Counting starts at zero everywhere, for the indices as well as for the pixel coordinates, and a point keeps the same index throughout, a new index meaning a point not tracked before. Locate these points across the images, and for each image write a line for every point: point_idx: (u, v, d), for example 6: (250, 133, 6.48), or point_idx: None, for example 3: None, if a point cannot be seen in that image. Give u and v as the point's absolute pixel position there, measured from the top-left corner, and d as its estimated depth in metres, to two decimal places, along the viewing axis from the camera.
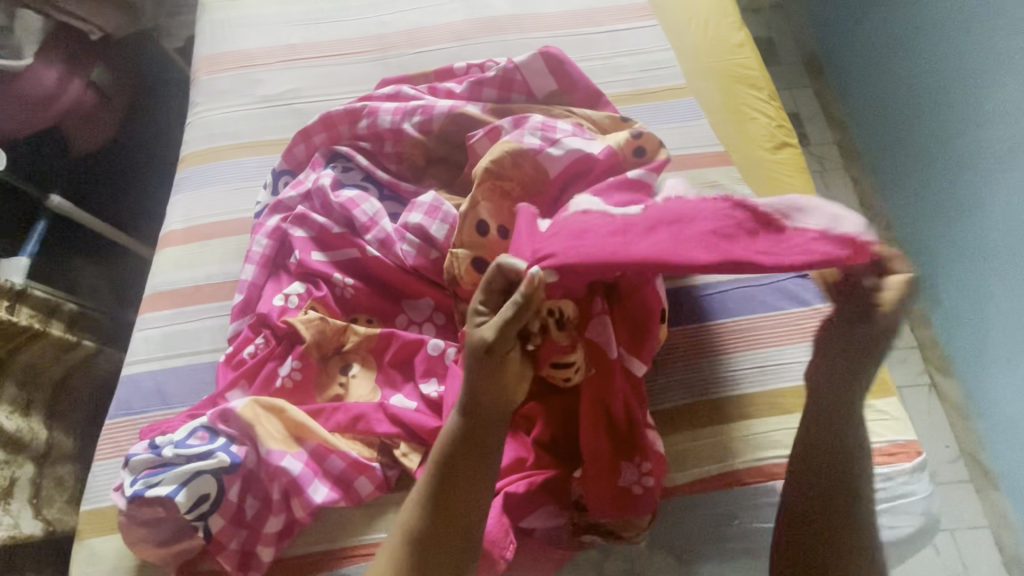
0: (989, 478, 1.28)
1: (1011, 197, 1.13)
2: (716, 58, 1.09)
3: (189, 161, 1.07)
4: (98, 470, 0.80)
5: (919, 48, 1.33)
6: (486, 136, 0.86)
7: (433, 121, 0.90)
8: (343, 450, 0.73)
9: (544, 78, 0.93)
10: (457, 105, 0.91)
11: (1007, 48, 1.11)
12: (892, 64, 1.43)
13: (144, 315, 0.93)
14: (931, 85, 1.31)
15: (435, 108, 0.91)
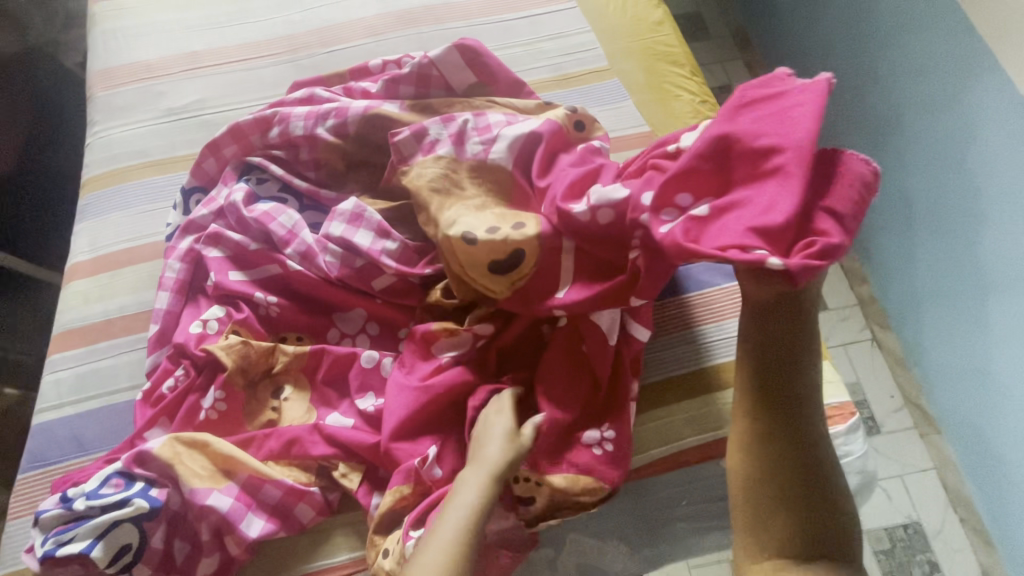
0: (931, 423, 1.34)
1: (924, 168, 1.19)
2: (636, 38, 1.08)
3: (92, 185, 1.00)
4: (12, 530, 0.74)
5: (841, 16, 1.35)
6: (410, 137, 0.79)
7: (349, 124, 0.84)
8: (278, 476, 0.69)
9: (461, 71, 0.87)
10: (372, 104, 0.85)
11: (916, 12, 1.14)
12: (818, 32, 1.45)
13: (53, 357, 0.86)
14: (853, 50, 1.34)
15: (350, 109, 0.85)
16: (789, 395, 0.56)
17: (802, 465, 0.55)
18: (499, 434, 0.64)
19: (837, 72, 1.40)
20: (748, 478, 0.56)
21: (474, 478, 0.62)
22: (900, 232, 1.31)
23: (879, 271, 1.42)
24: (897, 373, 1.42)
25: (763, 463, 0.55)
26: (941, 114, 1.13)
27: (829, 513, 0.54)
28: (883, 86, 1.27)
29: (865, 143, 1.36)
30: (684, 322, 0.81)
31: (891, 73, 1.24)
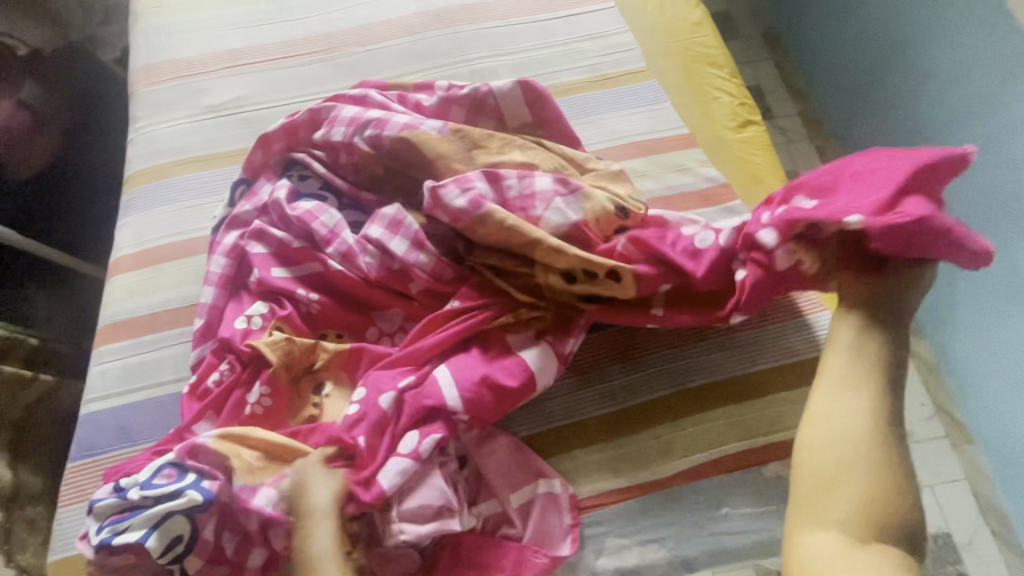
0: (964, 432, 1.31)
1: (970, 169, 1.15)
2: (675, 39, 1.07)
3: (135, 181, 1.02)
4: (64, 516, 0.76)
5: (875, 17, 1.33)
6: (456, 191, 0.76)
7: (384, 138, 0.83)
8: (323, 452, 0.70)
9: (518, 107, 0.86)
10: (413, 124, 0.83)
11: (960, 12, 1.11)
12: (853, 32, 1.42)
13: (99, 348, 0.88)
14: (892, 48, 1.30)
15: (388, 124, 0.84)
16: (875, 386, 0.57)
17: (880, 449, 0.54)
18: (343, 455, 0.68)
19: (871, 76, 1.39)
20: (819, 448, 0.56)
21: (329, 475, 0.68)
22: None
23: None
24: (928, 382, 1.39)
25: (836, 434, 0.55)
26: (982, 119, 1.11)
27: (902, 493, 0.53)
28: (922, 88, 1.24)
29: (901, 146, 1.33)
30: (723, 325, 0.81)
31: (932, 77, 1.21)
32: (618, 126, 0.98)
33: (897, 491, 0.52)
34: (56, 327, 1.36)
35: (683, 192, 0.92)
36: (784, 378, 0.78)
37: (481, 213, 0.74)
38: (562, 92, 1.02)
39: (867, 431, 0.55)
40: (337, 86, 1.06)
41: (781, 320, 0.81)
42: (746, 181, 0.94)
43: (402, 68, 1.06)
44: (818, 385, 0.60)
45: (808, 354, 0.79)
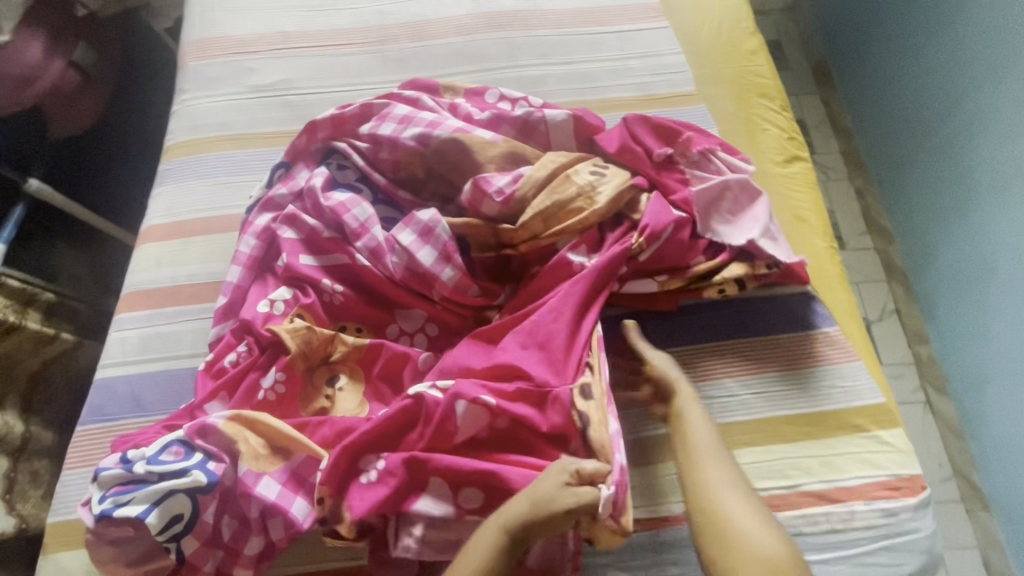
0: (980, 499, 1.27)
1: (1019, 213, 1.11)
2: (728, 65, 1.05)
3: (174, 152, 1.02)
4: (68, 480, 0.76)
5: (920, 69, 1.33)
6: (501, 178, 0.79)
7: (433, 136, 0.82)
8: (359, 471, 0.68)
9: (566, 138, 0.85)
10: (464, 128, 0.83)
11: (1008, 64, 1.11)
12: (898, 81, 1.41)
13: (120, 315, 0.88)
14: (938, 91, 1.28)
15: (441, 125, 0.83)
16: (722, 452, 0.67)
17: (770, 525, 0.61)
18: (556, 471, 0.63)
19: (911, 126, 1.38)
20: (721, 529, 0.61)
21: (529, 487, 0.62)
22: (973, 287, 1.25)
23: (944, 330, 1.35)
24: (948, 442, 1.34)
25: (737, 528, 0.61)
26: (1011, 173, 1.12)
27: (776, 533, 0.61)
28: (959, 141, 1.24)
29: (937, 197, 1.32)
30: (737, 369, 0.78)
31: (970, 130, 1.20)
32: None
33: (772, 527, 0.61)
34: (79, 284, 1.42)
35: None
36: (803, 426, 0.75)
37: (527, 188, 0.77)
38: (608, 109, 1.01)
39: (745, 501, 0.63)
40: (382, 79, 1.05)
41: (800, 368, 0.78)
42: (790, 221, 0.91)
43: (449, 68, 1.05)
44: (694, 466, 0.66)
45: (839, 404, 0.76)
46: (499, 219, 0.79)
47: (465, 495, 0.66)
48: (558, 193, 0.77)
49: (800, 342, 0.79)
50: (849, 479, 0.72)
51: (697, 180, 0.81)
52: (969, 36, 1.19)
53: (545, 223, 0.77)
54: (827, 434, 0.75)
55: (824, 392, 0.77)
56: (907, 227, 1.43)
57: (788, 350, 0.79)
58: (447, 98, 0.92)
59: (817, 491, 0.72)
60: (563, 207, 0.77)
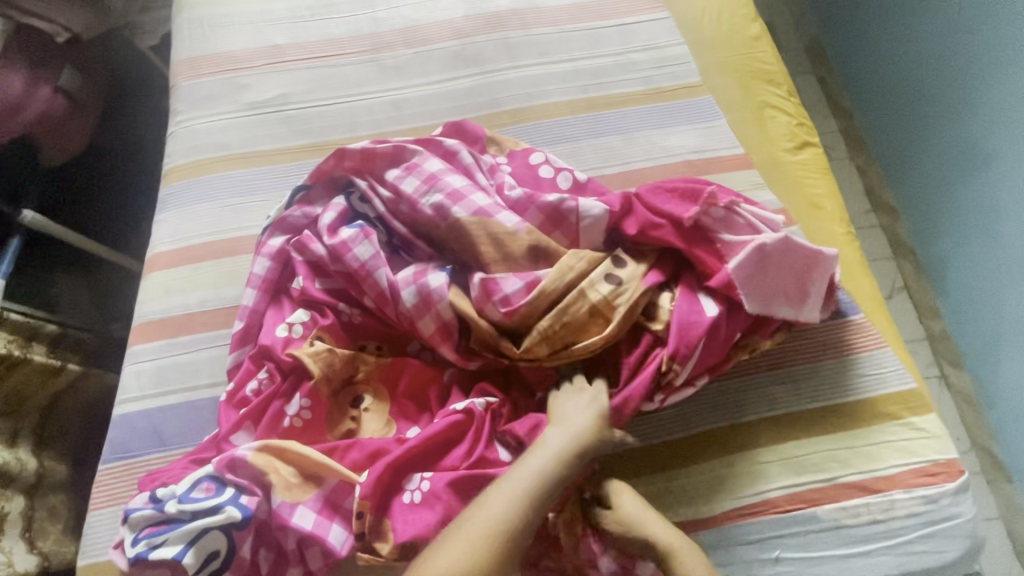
0: (1001, 469, 1.27)
1: None
2: (732, 53, 1.03)
3: (173, 176, 1.00)
4: (95, 521, 0.74)
5: (915, 41, 1.32)
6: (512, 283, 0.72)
7: (452, 212, 0.77)
8: (404, 489, 0.67)
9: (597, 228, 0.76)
10: (486, 209, 0.77)
11: (1010, 35, 1.10)
12: (895, 55, 1.39)
13: (133, 348, 0.87)
14: (937, 65, 1.27)
15: (463, 200, 0.78)
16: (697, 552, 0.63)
17: None
18: (583, 402, 0.68)
19: (910, 100, 1.37)
20: None
21: (567, 414, 0.67)
22: (983, 261, 1.24)
23: (956, 304, 1.35)
24: (966, 415, 1.34)
25: None
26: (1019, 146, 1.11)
27: None
28: (959, 109, 1.23)
29: (941, 167, 1.31)
30: (765, 363, 0.77)
31: (970, 98, 1.20)
32: (671, 142, 0.95)
33: None
34: (81, 311, 1.39)
35: None
36: (836, 417, 0.74)
37: (540, 302, 0.71)
38: (614, 105, 0.99)
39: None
40: (381, 88, 1.03)
41: (829, 357, 0.77)
42: (805, 209, 0.90)
43: (448, 73, 1.03)
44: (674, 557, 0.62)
45: (872, 392, 0.76)
46: (500, 326, 0.73)
47: None
48: (571, 311, 0.70)
49: (826, 330, 0.79)
50: (888, 468, 0.72)
51: (729, 248, 0.74)
52: (962, 4, 1.19)
53: (557, 343, 0.71)
54: (861, 423, 0.74)
55: (856, 379, 0.76)
56: (912, 201, 1.42)
57: (814, 339, 0.78)
58: (491, 157, 0.88)
59: (855, 482, 0.71)
60: (578, 327, 0.71)
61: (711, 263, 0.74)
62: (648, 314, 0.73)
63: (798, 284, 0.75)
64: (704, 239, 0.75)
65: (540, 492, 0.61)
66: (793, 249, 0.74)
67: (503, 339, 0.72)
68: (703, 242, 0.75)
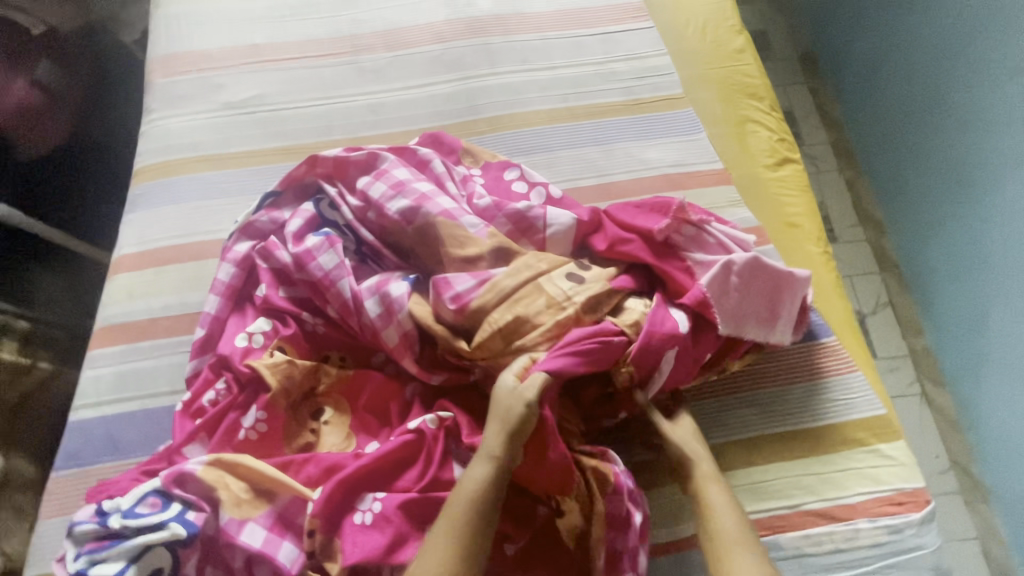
0: (980, 490, 1.26)
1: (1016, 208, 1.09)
2: (715, 65, 1.02)
3: (143, 176, 0.98)
4: (44, 530, 0.73)
5: (914, 54, 1.29)
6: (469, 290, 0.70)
7: (419, 215, 0.76)
8: (355, 509, 0.66)
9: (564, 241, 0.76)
10: (451, 213, 0.75)
11: (1003, 53, 1.08)
12: (888, 69, 1.38)
13: (93, 352, 0.85)
14: (930, 81, 1.25)
15: (430, 202, 0.76)
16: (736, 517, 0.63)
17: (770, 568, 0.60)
18: (510, 386, 0.64)
19: (905, 113, 1.34)
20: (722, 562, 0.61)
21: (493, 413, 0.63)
22: (970, 281, 1.23)
23: (940, 323, 1.34)
24: (946, 434, 1.33)
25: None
26: (1008, 166, 1.09)
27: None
28: (950, 127, 1.21)
29: (935, 183, 1.28)
30: (735, 385, 0.76)
31: (964, 115, 1.17)
32: (649, 155, 0.93)
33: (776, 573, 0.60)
34: (59, 308, 1.33)
35: None
36: (803, 442, 0.73)
37: (491, 300, 0.69)
38: (593, 115, 0.97)
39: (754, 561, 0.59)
40: (358, 91, 1.01)
41: (798, 382, 0.76)
42: (780, 226, 0.89)
43: (427, 78, 1.01)
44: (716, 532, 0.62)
45: (838, 418, 0.74)
46: (455, 327, 0.71)
47: None
48: (519, 307, 0.68)
49: (798, 354, 0.77)
50: (853, 495, 0.71)
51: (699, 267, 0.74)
52: (956, 21, 1.17)
53: (509, 340, 0.68)
54: (828, 449, 0.73)
55: (826, 405, 0.75)
56: (902, 217, 1.40)
57: (784, 363, 0.77)
58: (464, 166, 0.87)
59: (820, 509, 0.70)
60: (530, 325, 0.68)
61: (680, 278, 0.73)
62: (613, 315, 0.70)
63: (767, 307, 0.73)
64: (672, 255, 0.75)
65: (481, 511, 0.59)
66: (766, 270, 0.72)
67: (459, 340, 0.70)
68: (671, 256, 0.74)
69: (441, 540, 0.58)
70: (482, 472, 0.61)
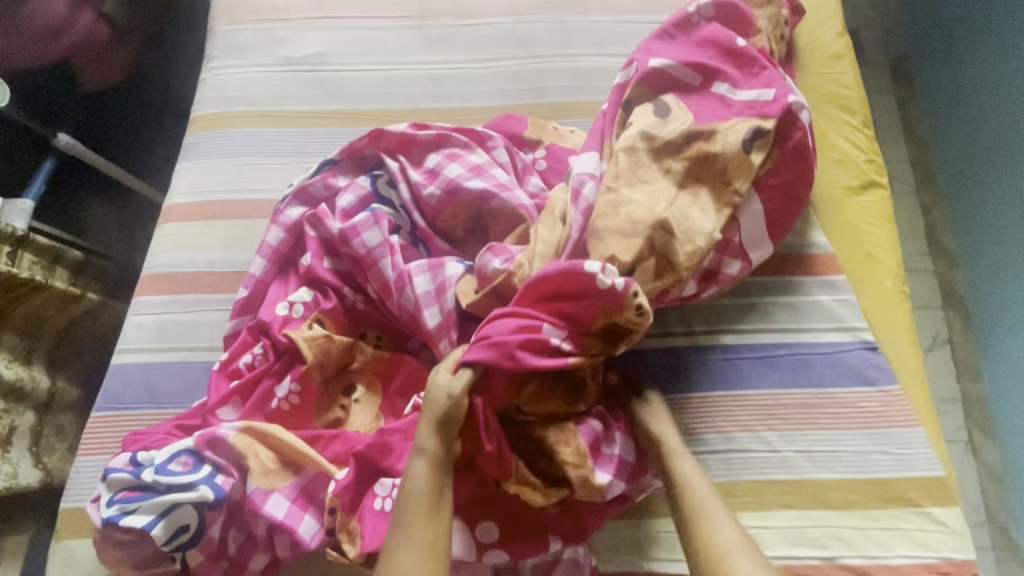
0: (1013, 551, 1.19)
1: None
2: (806, 69, 0.93)
3: (199, 125, 0.97)
4: (81, 466, 0.76)
5: (1001, 93, 1.19)
6: (580, 196, 0.72)
7: (463, 189, 0.77)
8: (374, 493, 0.65)
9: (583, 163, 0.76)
10: (499, 186, 0.76)
11: None
12: (980, 89, 1.26)
13: (139, 298, 0.86)
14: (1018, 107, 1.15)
15: (485, 173, 0.78)
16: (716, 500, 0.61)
17: None
18: (448, 378, 0.63)
19: (991, 160, 1.23)
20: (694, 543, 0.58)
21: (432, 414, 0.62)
22: None
23: (999, 373, 1.24)
24: (987, 488, 1.25)
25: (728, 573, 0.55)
26: None
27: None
28: None
29: (1011, 223, 1.18)
30: (783, 423, 0.72)
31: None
32: None
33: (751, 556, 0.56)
34: (108, 241, 1.40)
35: (785, 254, 0.81)
36: (845, 493, 0.69)
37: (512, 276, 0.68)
38: None
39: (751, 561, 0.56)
40: (422, 60, 0.97)
41: (851, 427, 0.72)
42: (857, 257, 0.82)
43: (494, 53, 0.96)
44: (692, 519, 0.60)
45: (888, 472, 0.70)
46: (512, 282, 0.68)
47: (482, 529, 0.65)
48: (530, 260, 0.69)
49: (856, 400, 0.73)
50: (897, 556, 0.67)
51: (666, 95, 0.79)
52: None
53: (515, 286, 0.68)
54: (876, 502, 0.69)
55: (878, 456, 0.70)
56: (977, 254, 1.30)
57: (839, 407, 0.73)
58: (529, 154, 0.86)
59: (855, 566, 0.67)
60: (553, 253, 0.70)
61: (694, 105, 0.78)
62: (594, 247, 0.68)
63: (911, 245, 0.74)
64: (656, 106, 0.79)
65: (427, 499, 0.59)
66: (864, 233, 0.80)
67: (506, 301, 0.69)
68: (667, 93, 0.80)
69: (426, 526, 0.58)
70: (422, 469, 0.60)
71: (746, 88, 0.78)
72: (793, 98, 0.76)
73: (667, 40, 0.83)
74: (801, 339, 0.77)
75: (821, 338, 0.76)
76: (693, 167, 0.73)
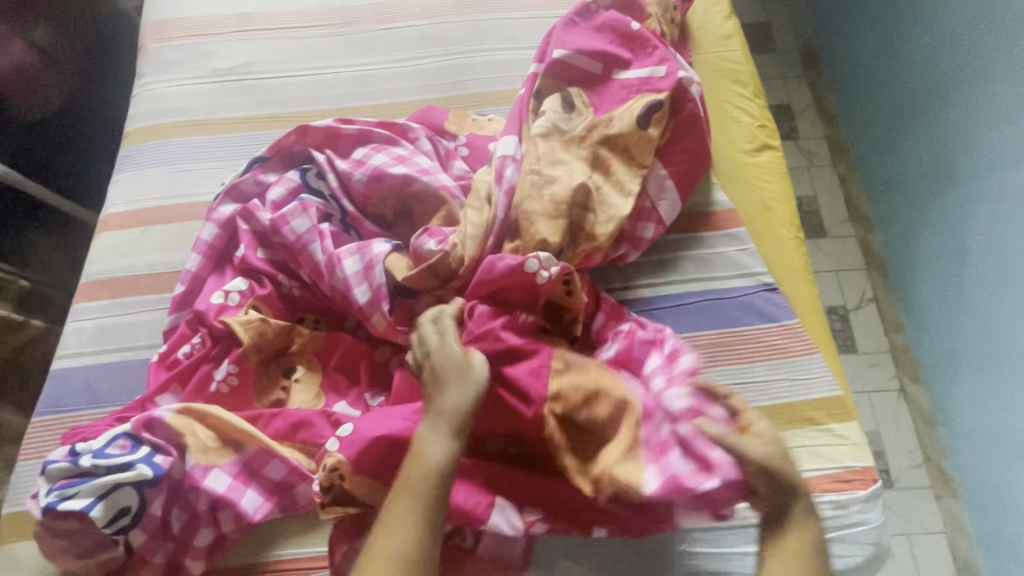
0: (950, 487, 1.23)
1: (998, 209, 1.08)
2: (701, 49, 1.02)
3: (132, 138, 1.00)
4: (21, 471, 0.76)
5: (906, 62, 1.30)
6: (507, 165, 0.78)
7: (387, 174, 0.82)
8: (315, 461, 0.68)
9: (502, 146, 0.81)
10: (420, 170, 0.82)
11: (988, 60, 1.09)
12: (882, 64, 1.38)
13: (76, 305, 0.87)
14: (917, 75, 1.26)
15: (408, 161, 0.83)
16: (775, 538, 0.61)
17: None
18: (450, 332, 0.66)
19: (897, 126, 1.35)
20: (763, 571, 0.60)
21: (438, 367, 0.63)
22: (949, 280, 1.21)
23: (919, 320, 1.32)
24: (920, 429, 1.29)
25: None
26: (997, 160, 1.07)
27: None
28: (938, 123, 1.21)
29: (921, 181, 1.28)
30: None
31: (953, 120, 1.16)
32: None
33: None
34: (53, 271, 1.38)
35: (691, 213, 0.88)
36: None
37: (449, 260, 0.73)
38: None
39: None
40: (347, 63, 1.03)
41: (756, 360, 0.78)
42: (757, 212, 0.90)
43: (414, 52, 1.03)
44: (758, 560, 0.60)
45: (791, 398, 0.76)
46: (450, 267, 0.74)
47: None
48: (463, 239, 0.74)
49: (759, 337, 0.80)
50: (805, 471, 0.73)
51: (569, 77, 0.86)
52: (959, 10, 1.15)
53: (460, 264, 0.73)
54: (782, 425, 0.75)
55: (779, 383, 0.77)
56: (891, 213, 1.40)
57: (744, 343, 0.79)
58: (451, 141, 0.91)
59: None
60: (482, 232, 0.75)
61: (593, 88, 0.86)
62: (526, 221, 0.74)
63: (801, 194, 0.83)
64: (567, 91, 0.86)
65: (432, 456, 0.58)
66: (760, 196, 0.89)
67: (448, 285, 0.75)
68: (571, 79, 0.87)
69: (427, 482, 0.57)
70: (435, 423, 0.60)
71: (639, 67, 0.86)
72: (683, 74, 0.84)
73: (571, 27, 0.90)
74: (707, 288, 0.84)
75: (728, 284, 0.84)
76: (597, 144, 0.80)
